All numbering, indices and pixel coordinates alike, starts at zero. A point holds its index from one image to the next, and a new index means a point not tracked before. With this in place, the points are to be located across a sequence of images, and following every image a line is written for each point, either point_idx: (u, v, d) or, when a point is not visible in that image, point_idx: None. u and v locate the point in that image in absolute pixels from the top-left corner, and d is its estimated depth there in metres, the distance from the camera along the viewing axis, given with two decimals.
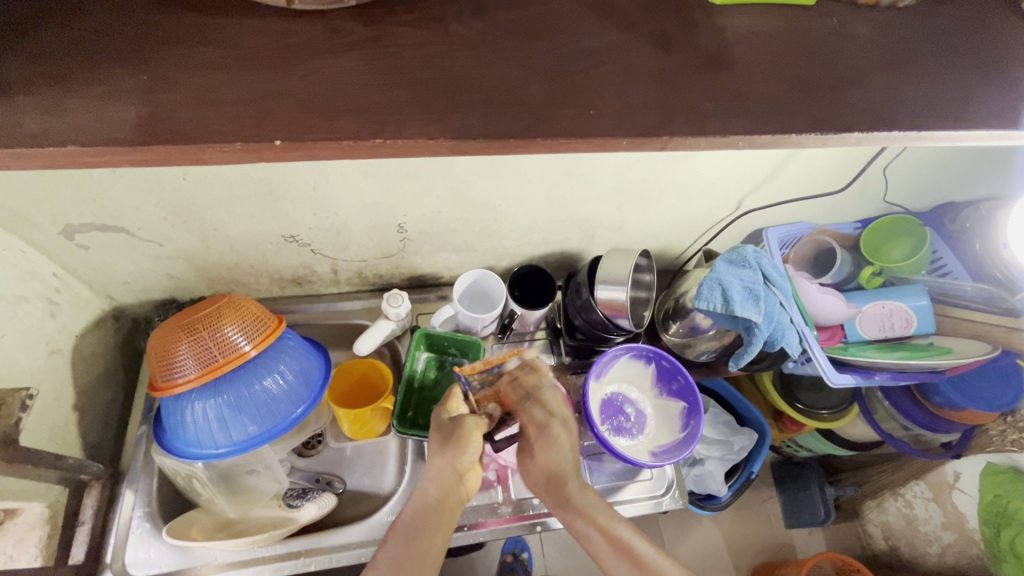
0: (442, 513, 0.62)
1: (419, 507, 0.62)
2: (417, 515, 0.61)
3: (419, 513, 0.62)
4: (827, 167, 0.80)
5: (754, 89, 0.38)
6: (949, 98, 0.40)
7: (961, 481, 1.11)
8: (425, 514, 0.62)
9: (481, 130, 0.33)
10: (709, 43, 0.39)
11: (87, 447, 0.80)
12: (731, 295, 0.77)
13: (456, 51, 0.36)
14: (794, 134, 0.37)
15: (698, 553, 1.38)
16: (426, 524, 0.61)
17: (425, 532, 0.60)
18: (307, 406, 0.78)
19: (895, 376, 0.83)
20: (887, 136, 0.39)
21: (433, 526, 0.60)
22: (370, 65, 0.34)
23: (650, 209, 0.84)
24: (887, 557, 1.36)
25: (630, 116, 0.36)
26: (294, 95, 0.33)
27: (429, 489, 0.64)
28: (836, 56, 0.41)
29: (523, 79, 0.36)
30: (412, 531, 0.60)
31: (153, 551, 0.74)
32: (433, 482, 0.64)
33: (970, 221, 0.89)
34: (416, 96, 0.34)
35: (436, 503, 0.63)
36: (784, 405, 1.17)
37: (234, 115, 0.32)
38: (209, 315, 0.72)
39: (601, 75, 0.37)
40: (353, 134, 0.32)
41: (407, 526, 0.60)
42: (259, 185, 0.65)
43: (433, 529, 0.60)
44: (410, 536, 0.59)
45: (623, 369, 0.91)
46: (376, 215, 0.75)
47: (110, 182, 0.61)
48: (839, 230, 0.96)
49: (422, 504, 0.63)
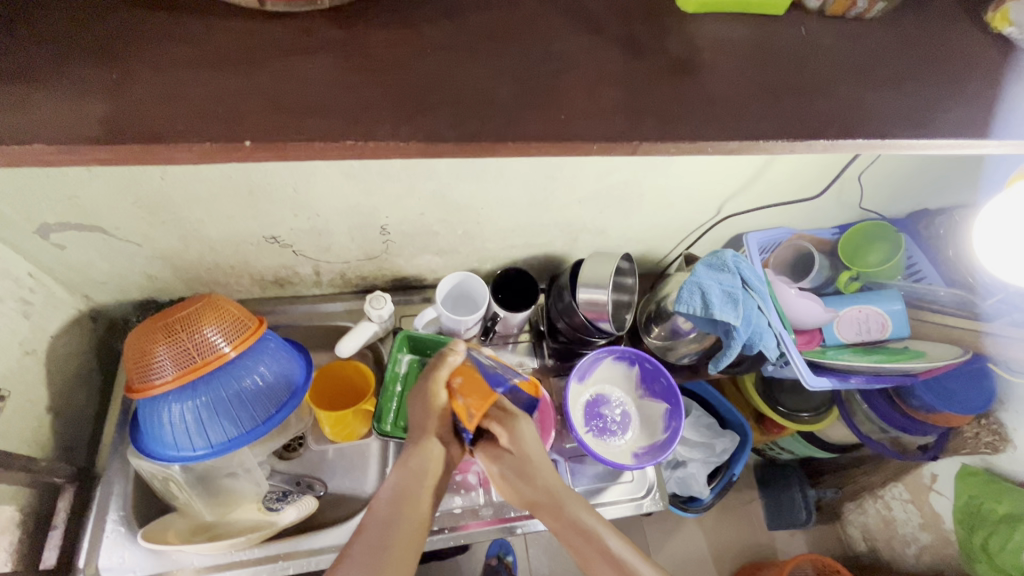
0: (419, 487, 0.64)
1: (398, 488, 0.63)
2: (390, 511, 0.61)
3: (395, 501, 0.62)
4: (805, 173, 0.81)
5: (721, 95, 0.39)
6: (908, 108, 0.42)
7: (938, 483, 1.14)
8: (404, 496, 0.63)
9: (453, 133, 0.34)
10: (679, 51, 0.40)
11: (60, 450, 0.78)
12: (710, 298, 0.77)
13: (428, 54, 0.36)
14: (762, 141, 0.38)
15: (681, 555, 1.39)
16: (403, 513, 0.61)
17: (404, 513, 0.61)
18: (287, 408, 0.77)
19: (871, 379, 0.85)
20: (853, 143, 0.40)
21: (410, 509, 0.62)
22: (347, 67, 0.35)
23: (631, 213, 0.85)
24: (866, 558, 1.38)
25: (601, 121, 0.36)
26: (269, 96, 0.33)
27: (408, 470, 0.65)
28: (802, 66, 0.42)
29: (493, 82, 0.36)
30: (391, 540, 0.58)
31: (128, 555, 0.73)
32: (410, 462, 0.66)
33: (943, 228, 0.92)
34: (387, 99, 0.34)
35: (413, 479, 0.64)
36: (766, 409, 1.17)
37: (200, 115, 0.32)
38: (188, 316, 0.71)
39: (572, 79, 0.37)
40: (326, 136, 0.33)
41: (380, 519, 0.60)
42: (239, 185, 0.65)
43: (417, 505, 0.62)
44: (388, 532, 0.59)
45: (608, 371, 0.92)
46: (358, 216, 0.75)
47: (86, 181, 0.60)
48: (817, 235, 0.98)
49: (399, 484, 0.64)
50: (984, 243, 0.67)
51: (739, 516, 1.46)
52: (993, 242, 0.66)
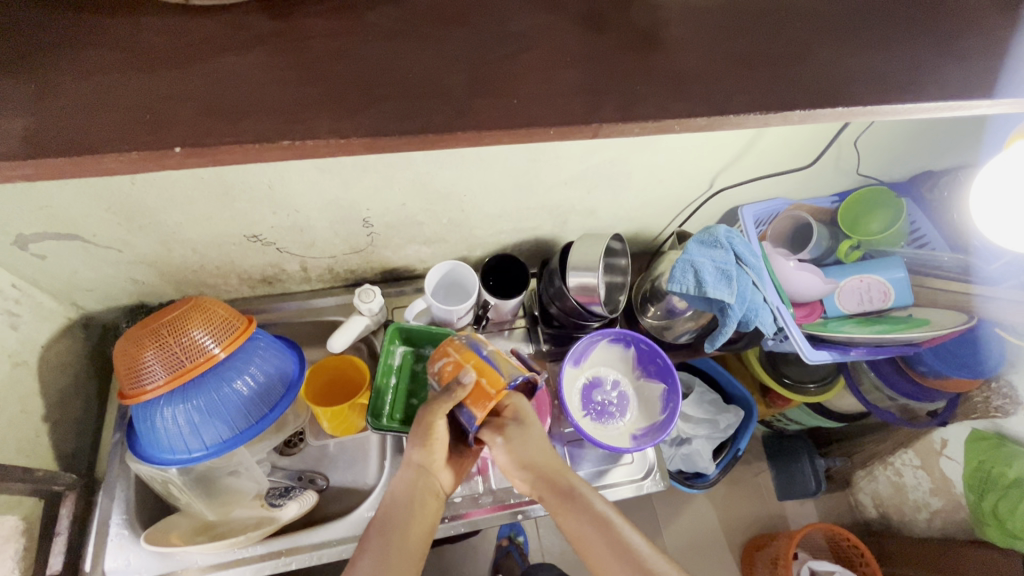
0: (416, 508, 0.64)
1: (395, 507, 0.64)
2: (390, 520, 0.62)
3: (391, 517, 0.63)
4: (798, 141, 0.78)
5: (689, 69, 0.37)
6: (893, 71, 0.39)
7: (948, 448, 1.13)
8: (401, 514, 0.63)
9: (398, 126, 0.32)
10: (644, 24, 0.38)
11: (61, 457, 0.79)
12: (703, 277, 0.75)
13: (371, 41, 0.34)
14: (732, 115, 0.36)
15: (690, 530, 1.40)
16: (400, 528, 0.62)
17: (404, 529, 0.62)
18: (281, 406, 0.78)
19: (872, 350, 0.82)
20: (834, 112, 0.37)
21: (408, 526, 0.62)
22: (284, 62, 0.33)
23: (620, 191, 0.82)
24: (878, 524, 1.38)
25: (557, 102, 0.34)
26: (200, 98, 0.32)
27: (403, 491, 0.65)
28: (777, 31, 0.39)
29: (441, 68, 0.34)
30: (391, 552, 0.59)
31: (132, 557, 0.74)
32: (404, 481, 0.66)
33: (947, 190, 0.88)
34: (327, 94, 0.32)
35: (407, 501, 0.64)
36: (771, 382, 1.16)
37: (132, 122, 0.31)
38: (174, 319, 0.70)
39: (526, 62, 0.35)
40: (261, 137, 0.31)
41: (380, 534, 0.61)
42: (212, 185, 0.64)
43: (405, 531, 0.61)
44: (385, 542, 0.60)
45: (603, 354, 0.91)
46: (338, 210, 0.73)
47: (54, 190, 0.59)
48: (816, 204, 0.95)
49: (394, 504, 0.64)
50: (984, 206, 0.63)
51: (748, 488, 1.46)
52: (993, 206, 0.62)
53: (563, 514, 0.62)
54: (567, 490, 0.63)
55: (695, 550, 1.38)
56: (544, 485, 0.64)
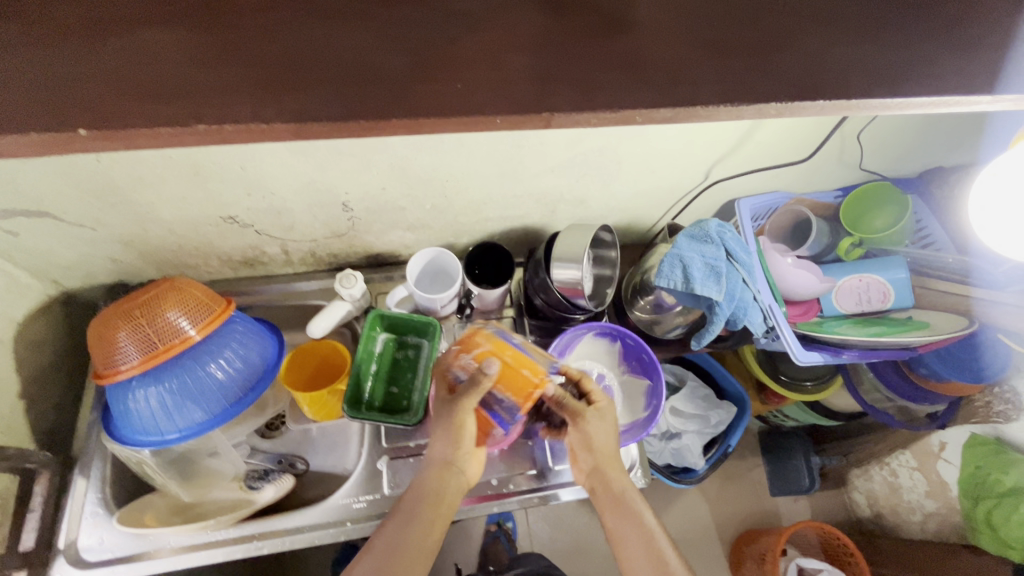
0: (443, 499, 0.65)
1: (423, 490, 0.65)
2: (420, 497, 0.65)
3: (422, 492, 0.65)
4: (797, 133, 0.74)
5: (656, 55, 0.34)
6: (883, 62, 0.36)
7: (946, 451, 1.07)
8: (427, 501, 0.65)
9: (335, 112, 0.30)
10: (612, 4, 0.35)
11: (40, 434, 0.80)
12: (691, 272, 0.73)
13: (309, 19, 0.32)
14: (700, 107, 0.33)
15: (680, 522, 1.39)
16: (431, 507, 0.64)
17: (432, 510, 0.64)
18: (259, 390, 0.77)
19: (865, 353, 0.79)
20: (815, 106, 0.34)
21: (438, 508, 0.64)
22: (207, 42, 0.31)
23: (609, 181, 0.79)
24: (871, 524, 1.36)
25: (506, 88, 0.32)
26: (115, 77, 0.30)
27: (432, 478, 0.66)
28: (757, 16, 0.36)
29: (385, 49, 0.32)
30: (417, 535, 0.62)
31: (106, 536, 0.75)
32: (434, 474, 0.66)
33: (958, 187, 0.84)
34: (252, 76, 0.31)
35: (437, 488, 0.65)
36: (767, 379, 1.13)
37: (38, 99, 0.29)
38: (148, 301, 0.69)
39: (479, 45, 0.33)
40: (171, 120, 0.30)
41: (408, 512, 0.64)
42: (182, 165, 0.62)
43: (430, 526, 0.63)
44: (413, 521, 0.63)
45: (590, 347, 0.88)
46: (315, 193, 0.71)
47: (18, 169, 0.58)
48: (817, 199, 0.91)
49: (422, 488, 0.65)
50: (984, 210, 0.60)
51: (741, 483, 1.45)
52: (993, 211, 0.59)
53: (608, 508, 0.69)
54: (618, 493, 0.69)
55: (684, 543, 1.37)
56: (596, 482, 0.70)
